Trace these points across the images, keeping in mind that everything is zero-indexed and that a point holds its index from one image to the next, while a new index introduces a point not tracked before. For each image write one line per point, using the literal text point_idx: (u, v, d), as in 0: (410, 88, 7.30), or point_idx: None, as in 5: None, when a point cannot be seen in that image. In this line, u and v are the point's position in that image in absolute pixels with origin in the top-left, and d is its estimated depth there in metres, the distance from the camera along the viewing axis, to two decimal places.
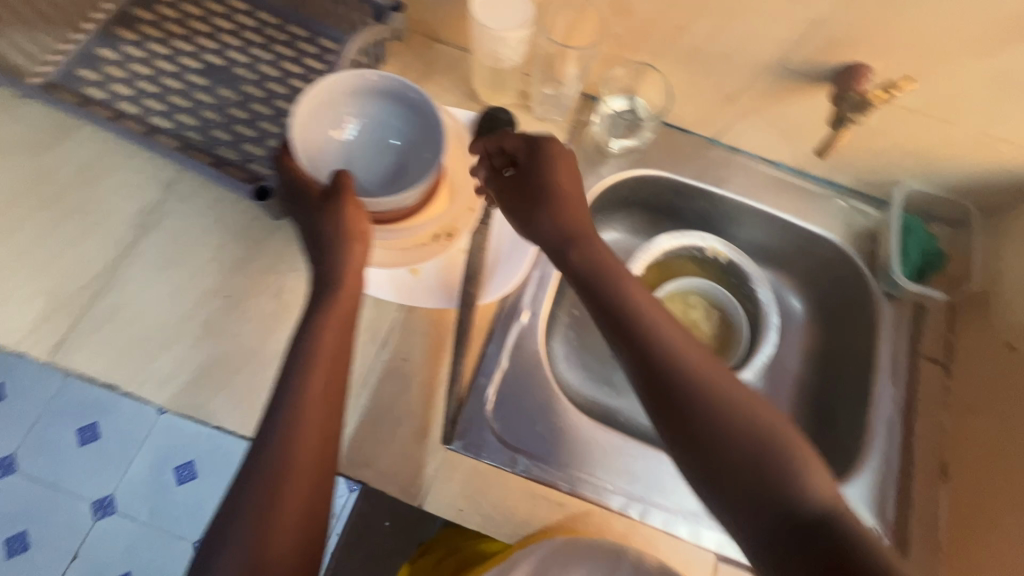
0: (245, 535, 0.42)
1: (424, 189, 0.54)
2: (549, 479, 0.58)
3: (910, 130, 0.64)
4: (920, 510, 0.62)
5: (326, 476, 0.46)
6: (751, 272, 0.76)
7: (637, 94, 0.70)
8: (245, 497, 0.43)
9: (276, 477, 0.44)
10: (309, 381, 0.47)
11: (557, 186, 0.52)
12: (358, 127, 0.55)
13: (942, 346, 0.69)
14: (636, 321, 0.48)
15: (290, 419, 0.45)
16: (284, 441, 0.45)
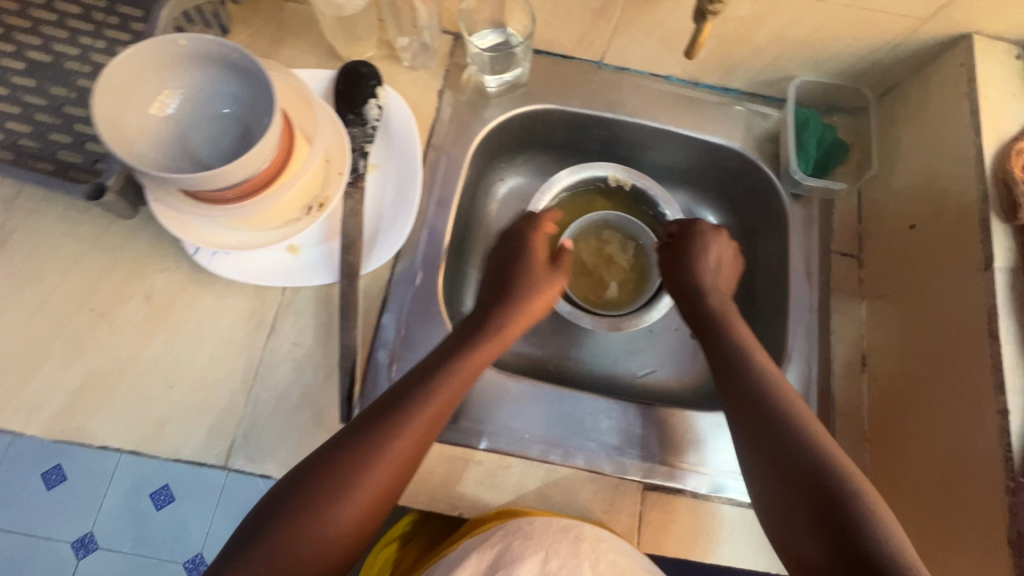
0: (303, 513, 0.45)
1: (267, 154, 0.49)
2: (462, 439, 0.57)
3: (792, 17, 0.59)
4: (843, 405, 0.62)
5: (400, 480, 0.49)
6: (658, 195, 0.74)
7: (506, 23, 0.66)
8: (308, 478, 0.47)
9: (341, 462, 0.47)
10: (454, 379, 0.53)
11: (696, 244, 0.65)
12: (181, 102, 0.50)
13: (852, 238, 0.68)
14: (719, 325, 0.59)
15: (375, 417, 0.49)
16: (365, 436, 0.48)
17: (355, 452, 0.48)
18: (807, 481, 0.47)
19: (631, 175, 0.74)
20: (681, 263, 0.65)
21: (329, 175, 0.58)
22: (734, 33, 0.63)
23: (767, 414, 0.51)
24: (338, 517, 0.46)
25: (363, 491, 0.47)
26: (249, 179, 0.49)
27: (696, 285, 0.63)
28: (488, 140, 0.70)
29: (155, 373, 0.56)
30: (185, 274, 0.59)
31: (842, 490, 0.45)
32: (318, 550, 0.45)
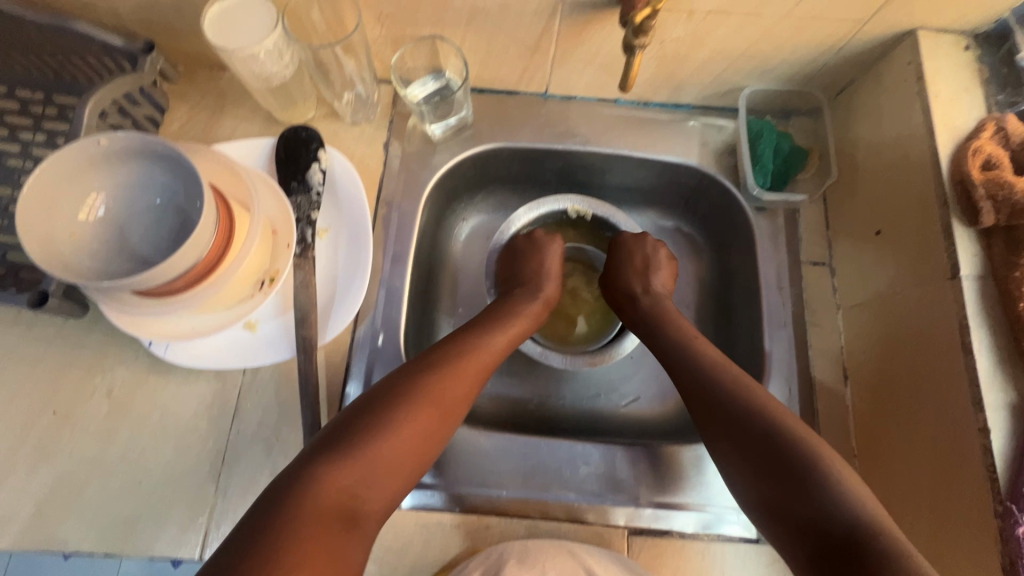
0: (375, 434, 0.45)
1: (206, 239, 0.47)
2: (438, 503, 0.55)
3: (729, 33, 0.58)
4: (830, 422, 0.59)
5: (432, 443, 0.49)
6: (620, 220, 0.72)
7: (443, 68, 0.65)
8: (376, 406, 0.47)
9: (411, 393, 0.48)
10: (503, 337, 0.58)
11: (624, 247, 0.68)
12: (110, 200, 0.49)
13: (821, 245, 0.66)
14: (653, 324, 0.61)
15: (441, 361, 0.52)
16: (436, 375, 0.51)
17: (419, 386, 0.49)
18: (768, 448, 0.47)
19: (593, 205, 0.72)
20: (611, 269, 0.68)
21: (277, 247, 0.57)
22: (673, 54, 0.61)
23: (722, 389, 0.51)
24: (408, 443, 0.47)
25: (431, 421, 0.49)
26: (192, 266, 0.47)
27: (629, 292, 0.65)
28: (440, 186, 0.69)
29: (122, 470, 0.55)
30: (145, 365, 0.58)
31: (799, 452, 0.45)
32: (388, 473, 0.45)
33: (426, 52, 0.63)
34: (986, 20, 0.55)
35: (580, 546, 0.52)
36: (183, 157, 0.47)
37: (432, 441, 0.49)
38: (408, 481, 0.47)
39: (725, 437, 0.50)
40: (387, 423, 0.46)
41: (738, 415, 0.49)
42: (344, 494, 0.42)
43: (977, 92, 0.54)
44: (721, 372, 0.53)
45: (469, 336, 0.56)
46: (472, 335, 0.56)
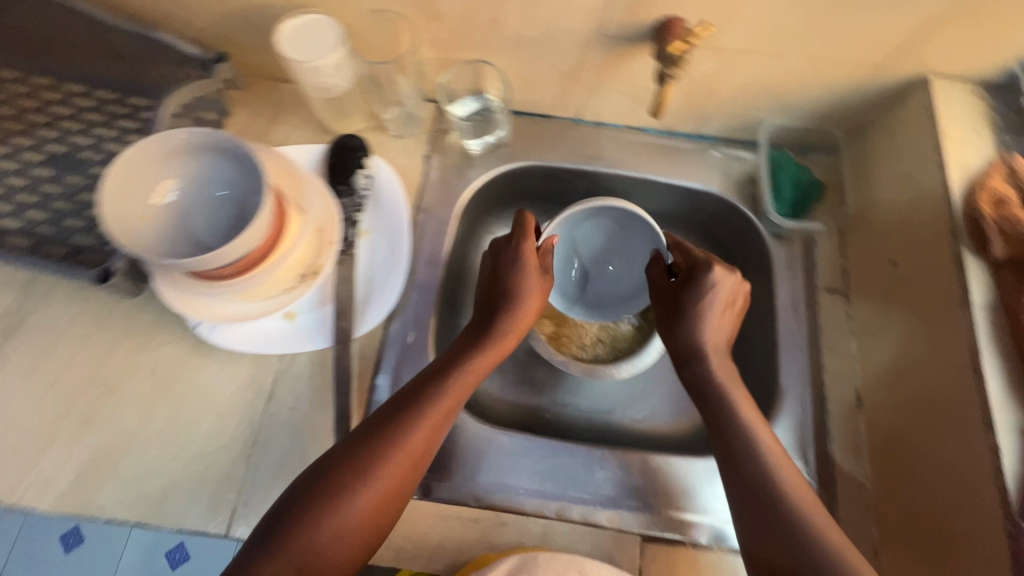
0: (317, 514, 0.46)
1: (261, 232, 0.52)
2: (457, 496, 0.57)
3: (752, 71, 0.62)
4: (841, 445, 0.61)
5: (386, 507, 0.49)
6: (620, 249, 0.72)
7: (484, 90, 0.69)
8: (321, 480, 0.48)
9: (354, 466, 0.48)
10: (453, 390, 0.54)
11: (707, 290, 0.58)
12: (180, 187, 0.54)
13: (838, 275, 0.68)
14: (716, 393, 0.57)
15: (384, 430, 0.50)
16: (373, 447, 0.49)
17: (359, 460, 0.48)
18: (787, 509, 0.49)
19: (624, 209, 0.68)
20: (686, 311, 0.59)
21: (321, 244, 0.60)
22: (701, 87, 0.66)
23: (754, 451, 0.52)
24: (349, 520, 0.47)
25: (379, 491, 0.48)
26: (246, 255, 0.52)
27: (696, 347, 0.59)
28: (474, 199, 0.73)
29: (159, 444, 0.58)
30: (188, 347, 0.61)
31: (818, 523, 0.48)
32: (333, 550, 0.46)
33: (470, 74, 0.68)
34: (997, 69, 0.59)
35: (589, 562, 0.52)
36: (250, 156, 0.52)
37: (380, 513, 0.48)
38: (362, 547, 0.48)
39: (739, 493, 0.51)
40: (324, 504, 0.47)
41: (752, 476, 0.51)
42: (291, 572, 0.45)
43: (988, 134, 0.58)
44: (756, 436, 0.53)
45: (422, 390, 0.53)
46: (424, 388, 0.54)
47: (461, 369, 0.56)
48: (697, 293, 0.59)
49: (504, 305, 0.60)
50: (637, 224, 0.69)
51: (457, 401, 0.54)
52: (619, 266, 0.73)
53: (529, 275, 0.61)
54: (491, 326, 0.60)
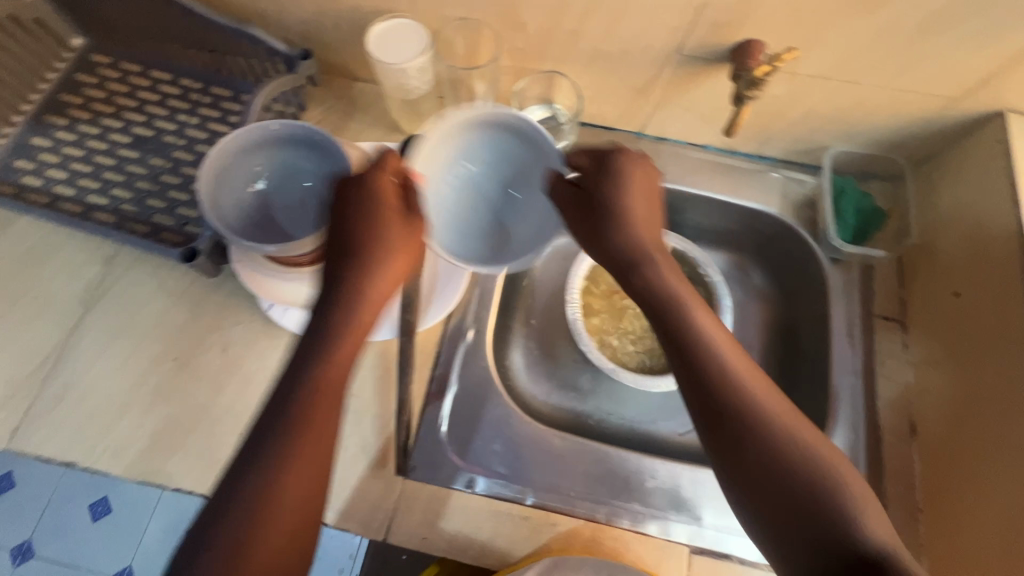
0: (229, 532, 0.40)
1: None
2: (510, 494, 0.58)
3: (824, 97, 0.63)
4: (893, 474, 0.61)
5: (306, 496, 0.43)
6: (504, 173, 0.59)
7: (554, 99, 0.72)
8: (225, 497, 0.41)
9: (250, 466, 0.41)
10: (339, 351, 0.45)
11: (618, 178, 0.52)
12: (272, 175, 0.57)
13: (895, 303, 0.68)
14: (670, 303, 0.48)
15: (274, 429, 0.43)
16: (255, 458, 0.42)
17: (258, 455, 0.42)
18: (768, 440, 0.42)
19: (522, 121, 0.55)
20: (607, 213, 0.51)
21: None
22: (770, 110, 0.67)
23: (712, 384, 0.44)
24: (266, 524, 0.41)
25: (293, 481, 0.42)
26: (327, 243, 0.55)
27: (637, 244, 0.50)
28: None
29: (227, 420, 0.60)
30: (258, 329, 0.64)
31: (800, 463, 0.41)
32: (258, 564, 0.40)
33: (542, 84, 0.70)
34: None
35: None
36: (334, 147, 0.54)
37: (301, 517, 0.42)
38: (294, 551, 0.42)
39: (717, 444, 0.44)
40: (237, 534, 0.40)
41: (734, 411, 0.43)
42: None
43: None
44: (719, 351, 0.45)
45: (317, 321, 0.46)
46: (316, 318, 0.47)
47: (337, 337, 0.46)
48: (608, 179, 0.52)
49: (365, 238, 0.48)
50: (527, 150, 0.57)
51: (345, 360, 0.46)
52: (518, 190, 0.59)
53: (386, 222, 0.48)
54: (365, 267, 0.47)
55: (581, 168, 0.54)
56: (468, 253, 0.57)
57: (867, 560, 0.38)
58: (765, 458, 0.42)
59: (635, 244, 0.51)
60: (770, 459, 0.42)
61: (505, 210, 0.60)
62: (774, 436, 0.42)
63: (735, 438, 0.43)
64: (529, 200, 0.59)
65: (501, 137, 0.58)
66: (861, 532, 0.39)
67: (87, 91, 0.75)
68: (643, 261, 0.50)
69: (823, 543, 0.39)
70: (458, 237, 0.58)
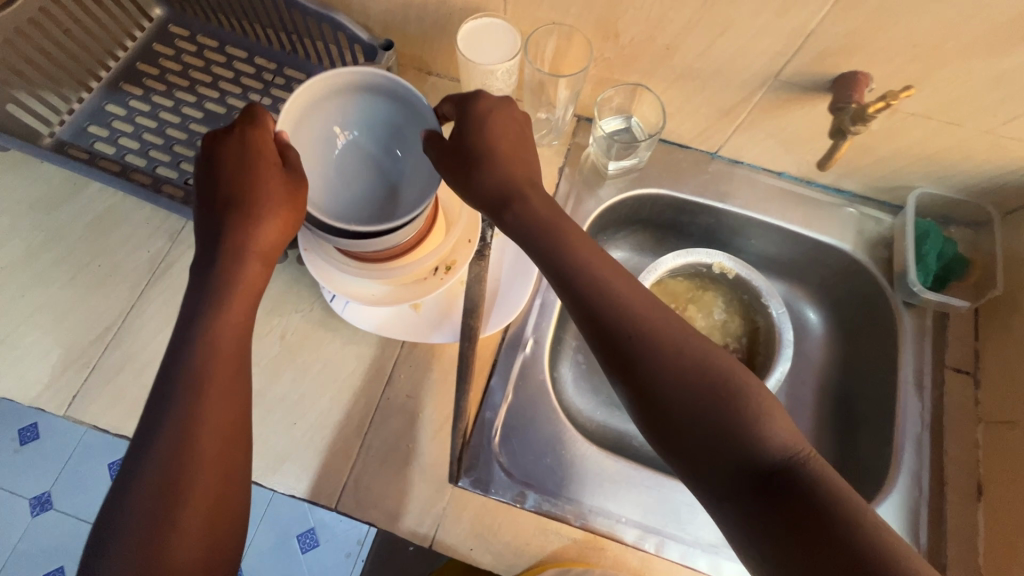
0: (152, 479, 0.42)
1: (418, 227, 0.53)
2: (559, 513, 0.57)
3: (920, 136, 0.61)
4: (954, 532, 0.59)
5: (224, 440, 0.45)
6: (384, 143, 0.54)
7: (632, 113, 0.70)
8: (145, 450, 0.43)
9: (163, 411, 0.44)
10: (230, 310, 0.47)
11: (481, 122, 0.50)
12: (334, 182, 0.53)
13: (968, 355, 0.66)
14: (550, 243, 0.47)
15: (172, 394, 0.44)
16: (156, 445, 0.43)
17: (168, 403, 0.44)
18: (670, 393, 0.43)
19: (405, 90, 0.50)
20: (481, 155, 0.49)
21: (462, 245, 0.62)
22: (859, 143, 0.64)
23: (621, 326, 0.44)
24: (185, 468, 0.42)
25: (210, 425, 0.44)
26: (398, 247, 0.54)
27: (507, 188, 0.49)
28: (600, 218, 0.74)
29: (281, 408, 0.60)
30: (318, 319, 0.64)
31: (702, 391, 0.43)
32: (189, 509, 0.42)
33: (624, 96, 0.68)
34: None
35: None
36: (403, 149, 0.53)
37: (219, 483, 0.44)
38: (221, 493, 0.44)
39: (634, 389, 0.44)
40: (159, 519, 0.41)
41: (646, 369, 0.43)
42: (143, 552, 0.40)
43: None
44: (622, 307, 0.45)
45: (228, 265, 0.47)
46: (233, 266, 0.47)
47: (229, 300, 0.47)
48: (462, 126, 0.50)
49: (251, 202, 0.47)
50: (409, 116, 0.52)
51: (239, 322, 0.47)
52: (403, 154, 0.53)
53: (263, 181, 0.47)
54: (248, 232, 0.47)
55: (452, 119, 0.53)
56: (349, 220, 0.52)
57: (777, 469, 0.40)
58: (676, 394, 0.43)
59: (504, 181, 0.49)
60: (681, 402, 0.43)
61: (393, 177, 0.54)
62: (682, 368, 0.43)
63: (644, 384, 0.44)
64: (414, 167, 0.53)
65: (387, 104, 0.52)
66: (769, 444, 0.41)
67: (162, 62, 0.75)
68: (526, 195, 0.49)
69: (736, 461, 0.41)
70: (356, 199, 0.53)
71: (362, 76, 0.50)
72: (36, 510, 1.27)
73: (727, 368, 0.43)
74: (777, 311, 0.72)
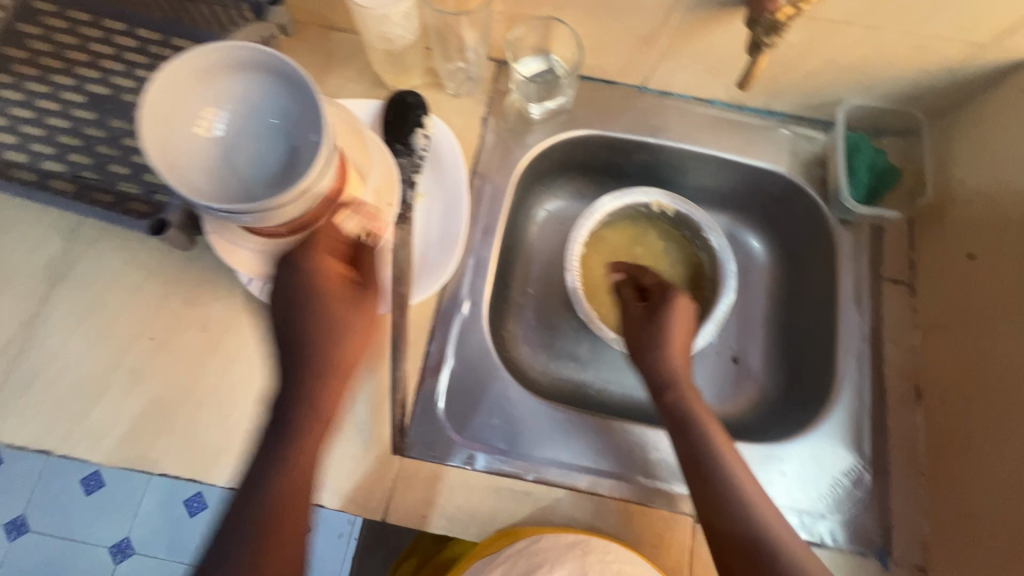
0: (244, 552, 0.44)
1: (324, 184, 0.47)
2: (511, 470, 0.57)
3: (842, 45, 0.59)
4: (897, 436, 0.61)
5: (304, 520, 0.47)
6: (256, 118, 0.48)
7: (551, 51, 0.66)
8: (238, 521, 0.45)
9: (258, 499, 0.45)
10: (323, 401, 0.47)
11: (665, 330, 0.59)
12: (222, 162, 0.48)
13: (905, 266, 0.66)
14: (680, 418, 0.55)
15: (260, 468, 0.46)
16: (262, 491, 0.46)
17: (257, 493, 0.46)
18: (746, 542, 0.48)
19: (255, 52, 0.46)
20: (648, 334, 0.60)
21: (382, 208, 0.57)
22: (784, 58, 0.62)
23: (688, 423, 0.55)
24: (269, 552, 0.44)
25: (281, 526, 0.45)
26: (303, 215, 0.48)
27: (672, 372, 0.58)
28: (529, 166, 0.70)
29: (210, 402, 0.57)
30: (239, 304, 0.60)
31: (749, 498, 0.50)
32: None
33: (539, 32, 0.64)
34: None
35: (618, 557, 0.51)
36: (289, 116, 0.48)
37: (292, 556, 0.46)
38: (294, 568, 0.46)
39: (689, 471, 0.53)
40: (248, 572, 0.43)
41: (726, 519, 0.49)
42: None
43: None
44: (718, 471, 0.51)
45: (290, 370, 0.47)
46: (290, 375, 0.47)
47: (321, 396, 0.47)
48: (661, 303, 0.61)
49: (332, 318, 0.47)
50: (271, 80, 0.48)
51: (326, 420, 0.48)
52: (282, 120, 0.48)
53: (333, 296, 0.48)
54: (330, 330, 0.47)
55: (648, 288, 0.64)
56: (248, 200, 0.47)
57: None
58: (722, 488, 0.50)
59: (666, 371, 0.58)
60: (749, 565, 0.47)
61: (284, 150, 0.49)
62: (731, 475, 0.51)
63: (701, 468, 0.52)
64: (304, 134, 0.48)
65: (241, 77, 0.47)
66: None
67: (32, 44, 0.67)
68: (672, 355, 0.59)
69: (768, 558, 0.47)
70: (259, 183, 0.48)
71: (222, 51, 0.46)
72: (13, 534, 1.19)
73: (778, 548, 0.47)
74: (719, 243, 0.71)
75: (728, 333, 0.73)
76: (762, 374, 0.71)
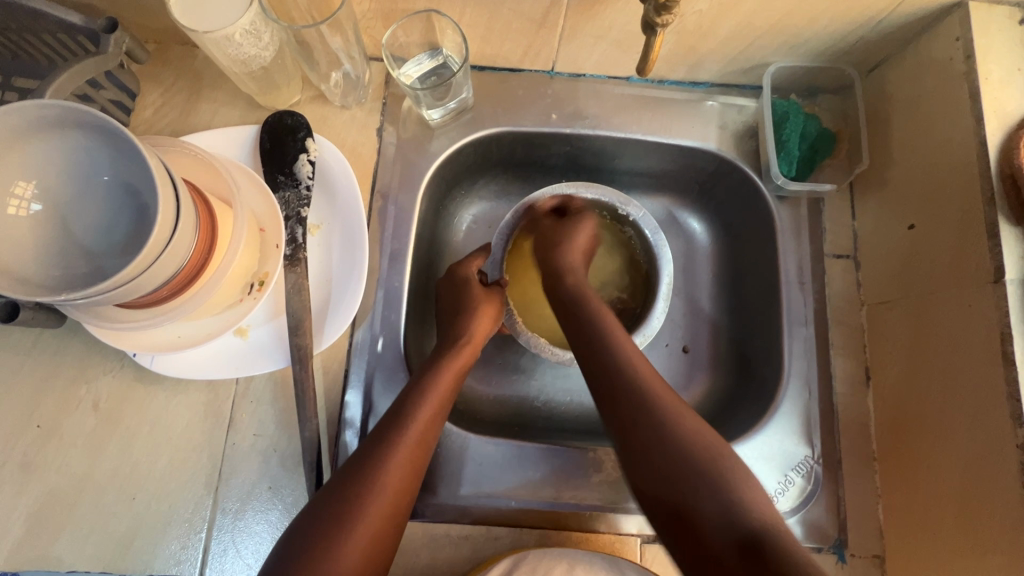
0: (353, 493, 0.43)
1: (188, 225, 0.42)
2: (444, 514, 0.54)
3: (753, 9, 0.52)
4: (846, 422, 0.58)
5: (412, 476, 0.47)
6: (83, 180, 0.42)
7: (440, 44, 0.59)
8: (371, 453, 0.46)
9: (396, 428, 0.47)
10: (445, 370, 0.53)
11: (568, 240, 0.61)
12: (59, 248, 0.41)
13: (848, 238, 0.62)
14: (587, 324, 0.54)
15: (397, 411, 0.49)
16: (380, 439, 0.47)
17: (385, 430, 0.48)
18: (661, 429, 0.45)
19: (43, 108, 0.38)
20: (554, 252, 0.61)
21: (265, 249, 0.52)
22: (694, 27, 0.55)
23: (619, 398, 0.48)
24: (365, 501, 0.43)
25: (399, 469, 0.46)
26: (180, 271, 0.43)
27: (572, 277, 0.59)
28: (430, 191, 0.64)
29: (113, 487, 0.53)
30: (130, 376, 0.55)
31: (695, 458, 0.43)
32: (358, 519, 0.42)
33: (420, 27, 0.57)
34: None
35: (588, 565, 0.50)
36: (124, 165, 0.42)
37: (393, 507, 0.44)
38: (388, 519, 0.44)
39: (628, 450, 0.46)
40: (335, 522, 0.41)
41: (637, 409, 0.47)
42: (344, 548, 0.41)
43: None
44: (630, 368, 0.50)
45: (435, 358, 0.55)
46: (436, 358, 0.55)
47: (441, 367, 0.53)
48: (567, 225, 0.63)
49: (469, 305, 0.59)
50: (80, 134, 0.41)
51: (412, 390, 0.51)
52: (114, 174, 0.42)
53: (478, 296, 0.60)
54: (464, 323, 0.58)
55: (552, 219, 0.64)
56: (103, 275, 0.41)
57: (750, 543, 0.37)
58: (665, 445, 0.44)
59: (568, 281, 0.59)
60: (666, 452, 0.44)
61: (128, 206, 0.43)
62: (658, 398, 0.47)
63: (640, 436, 0.46)
64: (142, 181, 0.42)
65: (43, 141, 0.40)
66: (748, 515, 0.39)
67: None
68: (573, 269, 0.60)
69: (716, 525, 0.39)
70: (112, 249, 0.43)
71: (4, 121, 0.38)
72: None
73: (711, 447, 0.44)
74: (644, 220, 0.65)
75: (671, 326, 0.69)
76: (710, 365, 0.68)
